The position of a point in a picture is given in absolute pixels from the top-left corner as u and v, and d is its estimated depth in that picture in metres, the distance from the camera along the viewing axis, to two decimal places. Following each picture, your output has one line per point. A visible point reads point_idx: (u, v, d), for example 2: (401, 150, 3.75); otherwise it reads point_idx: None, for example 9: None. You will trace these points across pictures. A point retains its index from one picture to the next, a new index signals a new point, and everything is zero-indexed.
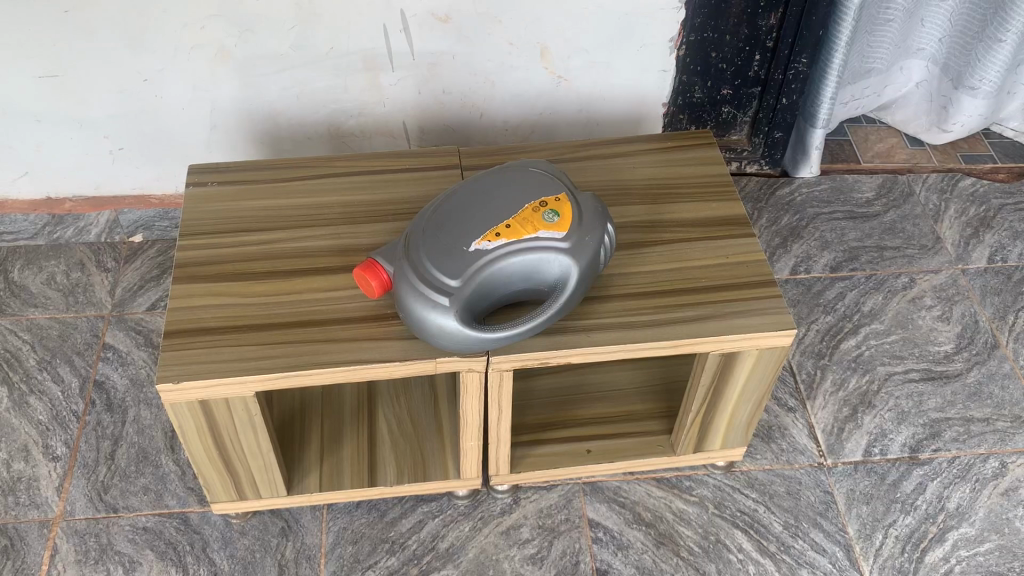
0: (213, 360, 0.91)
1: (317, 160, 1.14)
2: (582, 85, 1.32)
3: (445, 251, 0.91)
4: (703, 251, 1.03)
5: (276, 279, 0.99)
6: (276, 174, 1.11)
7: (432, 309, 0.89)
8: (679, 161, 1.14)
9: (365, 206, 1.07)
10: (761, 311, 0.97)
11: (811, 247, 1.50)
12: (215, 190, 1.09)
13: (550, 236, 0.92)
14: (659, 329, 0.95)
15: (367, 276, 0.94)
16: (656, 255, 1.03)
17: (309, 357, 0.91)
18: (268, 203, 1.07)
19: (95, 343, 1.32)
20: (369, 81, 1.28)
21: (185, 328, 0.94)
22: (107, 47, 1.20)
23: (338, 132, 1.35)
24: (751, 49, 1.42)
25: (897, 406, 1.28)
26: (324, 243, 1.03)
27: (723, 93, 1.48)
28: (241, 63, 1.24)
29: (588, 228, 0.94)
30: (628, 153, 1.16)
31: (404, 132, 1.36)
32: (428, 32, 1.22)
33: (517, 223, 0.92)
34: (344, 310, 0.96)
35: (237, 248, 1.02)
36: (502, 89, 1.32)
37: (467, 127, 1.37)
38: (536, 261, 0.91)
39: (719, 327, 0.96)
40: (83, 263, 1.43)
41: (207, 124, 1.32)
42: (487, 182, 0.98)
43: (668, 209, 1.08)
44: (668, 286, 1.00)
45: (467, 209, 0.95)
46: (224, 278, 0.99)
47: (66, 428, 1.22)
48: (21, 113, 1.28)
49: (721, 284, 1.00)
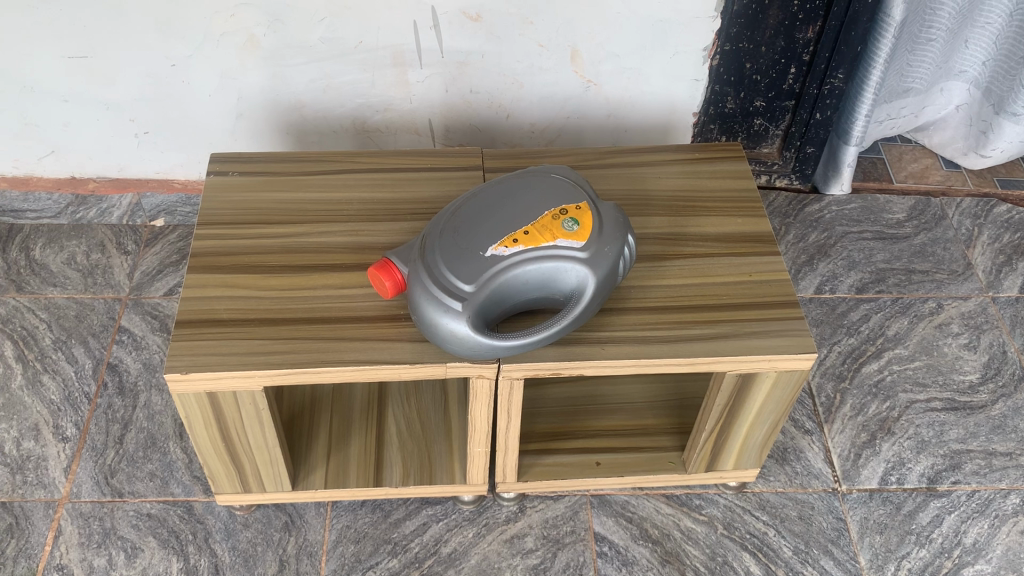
0: (222, 353, 0.90)
1: (340, 155, 1.13)
2: (612, 91, 1.30)
3: (461, 254, 0.90)
4: (725, 267, 1.01)
5: (289, 273, 0.98)
6: (297, 167, 1.10)
7: (444, 314, 0.87)
8: (707, 173, 1.12)
9: (384, 203, 1.06)
10: (781, 332, 0.95)
11: (837, 266, 1.47)
12: (235, 179, 1.08)
13: (569, 245, 0.90)
14: (675, 345, 0.93)
15: (381, 275, 0.92)
16: (678, 269, 1.01)
17: (319, 355, 0.91)
18: (287, 196, 1.06)
19: (111, 325, 1.32)
20: (397, 77, 1.27)
21: (196, 319, 0.93)
22: (137, 30, 1.20)
23: (363, 127, 1.34)
24: (787, 61, 1.39)
25: (917, 436, 1.26)
26: (341, 239, 1.02)
27: (755, 104, 1.45)
28: (270, 54, 1.23)
29: (608, 238, 0.92)
30: (655, 163, 1.14)
31: (430, 129, 1.35)
32: (458, 30, 1.21)
33: (536, 230, 0.91)
34: (357, 309, 0.95)
35: (253, 240, 1.01)
36: (529, 91, 1.30)
37: (493, 127, 1.35)
38: (553, 269, 0.90)
39: (736, 347, 0.94)
40: (104, 245, 1.43)
41: (233, 112, 1.32)
42: (509, 186, 0.96)
43: (692, 222, 1.06)
44: (687, 302, 0.98)
45: (485, 213, 0.93)
46: (239, 270, 0.98)
47: (77, 409, 1.23)
48: (49, 92, 1.28)
49: (742, 303, 0.98)
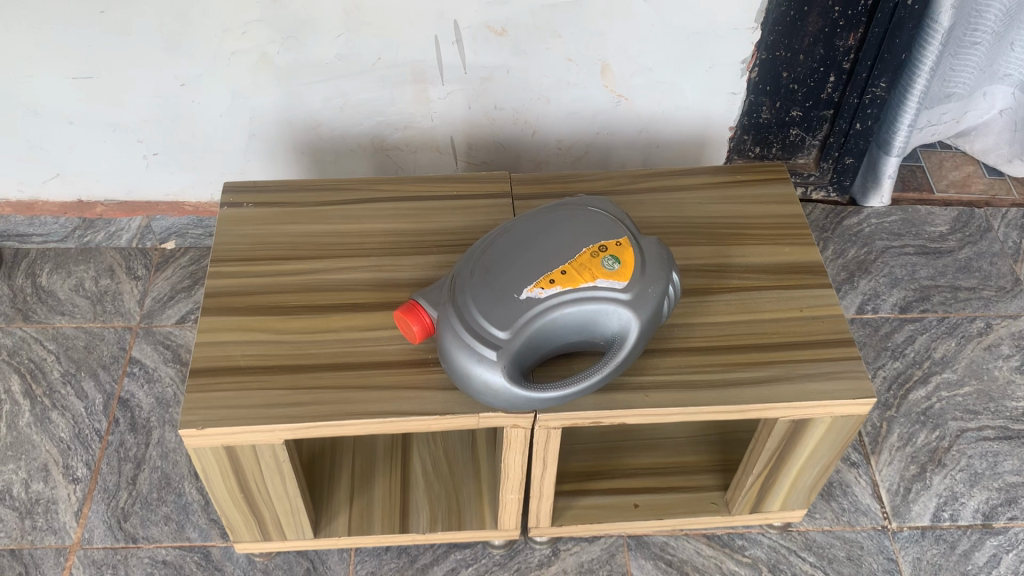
0: (239, 405, 0.85)
1: (360, 182, 1.07)
2: (643, 106, 1.23)
3: (494, 296, 0.83)
4: (775, 301, 0.95)
5: (310, 315, 0.92)
6: (314, 196, 1.04)
7: (478, 363, 0.81)
8: (750, 197, 1.06)
9: (408, 235, 1.00)
10: (837, 375, 0.89)
11: (879, 284, 1.40)
12: (249, 211, 1.02)
13: (610, 285, 0.83)
14: (724, 391, 0.87)
15: (409, 320, 0.87)
16: (723, 304, 0.94)
17: (343, 406, 0.85)
18: (305, 228, 1.00)
19: (122, 356, 1.27)
20: (417, 94, 1.20)
21: (211, 367, 0.87)
22: (144, 49, 1.14)
23: (382, 146, 1.28)
24: (826, 70, 1.32)
25: (970, 467, 1.19)
26: (364, 276, 0.96)
27: (792, 114, 1.38)
28: (284, 72, 1.17)
29: (651, 277, 0.85)
30: (694, 186, 1.07)
31: (451, 147, 1.28)
32: (482, 45, 1.14)
33: (574, 269, 0.84)
34: (383, 353, 0.89)
35: (270, 278, 0.95)
36: (557, 106, 1.23)
37: (518, 144, 1.29)
38: (594, 312, 0.83)
39: (790, 392, 0.87)
40: (113, 270, 1.38)
41: (245, 132, 1.25)
42: (543, 220, 0.90)
43: (737, 252, 1.00)
44: (735, 341, 0.91)
45: (518, 251, 0.87)
46: (256, 311, 0.92)
47: (88, 447, 1.17)
48: (53, 114, 1.22)
49: (793, 342, 0.91)
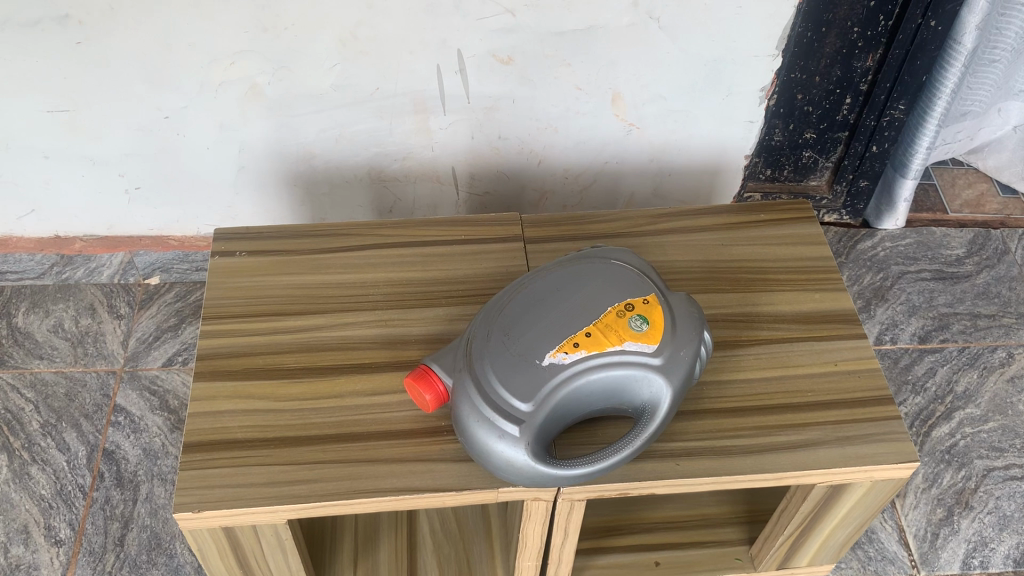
0: (238, 484, 0.78)
1: (361, 226, 1.00)
2: (655, 135, 1.17)
3: (514, 362, 0.77)
4: (807, 355, 0.89)
5: (312, 378, 0.85)
6: (313, 243, 0.98)
7: (498, 439, 0.75)
8: (774, 239, 1.00)
9: (416, 286, 0.94)
10: (876, 437, 0.83)
11: (896, 313, 1.36)
12: (244, 262, 0.95)
13: (639, 349, 0.77)
14: (759, 457, 0.81)
15: (420, 387, 0.80)
16: (753, 358, 0.89)
17: (351, 483, 0.78)
18: (304, 280, 0.94)
19: (106, 404, 1.20)
20: (418, 124, 1.13)
21: (207, 440, 0.81)
22: (124, 81, 1.06)
23: (380, 177, 1.21)
24: (842, 91, 1.26)
25: (998, 510, 1.14)
26: (369, 332, 0.89)
27: (805, 137, 1.32)
28: (275, 103, 1.09)
29: (683, 339, 0.79)
30: (715, 227, 1.01)
31: (453, 177, 1.22)
32: (487, 74, 1.07)
33: (600, 331, 0.78)
34: (392, 421, 0.83)
35: (268, 336, 0.89)
36: (565, 136, 1.17)
37: (523, 174, 1.22)
38: (622, 378, 0.77)
39: (828, 457, 0.82)
40: (94, 308, 1.30)
41: (235, 165, 1.18)
42: (562, 275, 0.83)
43: (764, 299, 0.94)
44: (767, 400, 0.86)
45: (539, 310, 0.80)
46: (253, 375, 0.85)
47: (71, 506, 1.10)
48: (27, 149, 1.14)
49: (828, 400, 0.86)
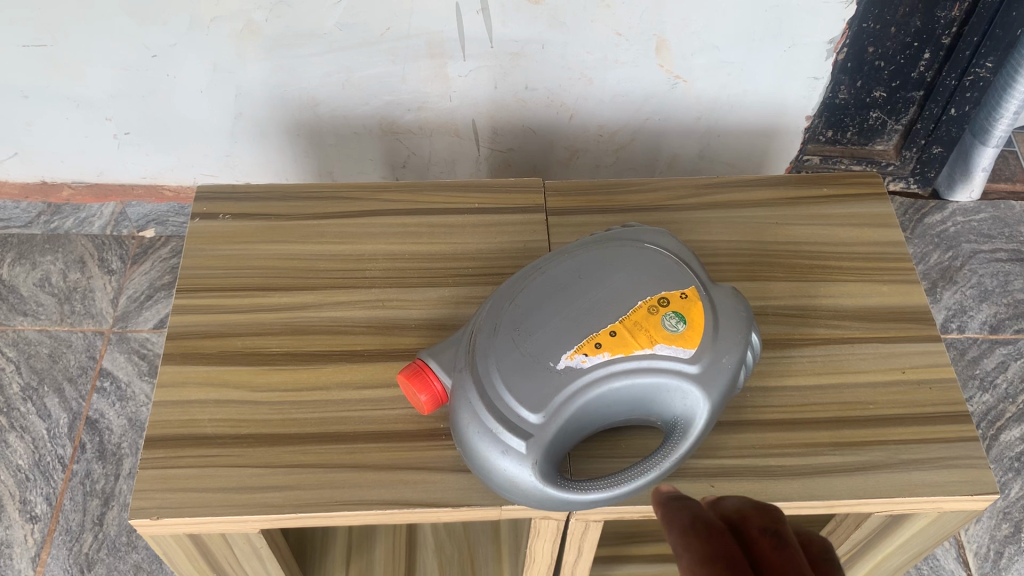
0: (204, 488, 0.68)
1: (362, 189, 0.89)
2: (704, 89, 1.03)
3: (524, 364, 0.65)
4: (870, 359, 0.76)
5: (295, 365, 0.75)
6: (307, 208, 0.87)
7: (502, 455, 0.63)
8: (836, 219, 0.87)
9: (420, 262, 0.82)
10: (951, 462, 0.71)
11: (965, 297, 1.22)
12: (228, 226, 0.85)
13: (672, 354, 0.65)
14: (809, 482, 0.69)
15: (414, 385, 0.69)
16: (807, 361, 0.76)
17: (332, 492, 0.68)
18: (295, 250, 0.83)
19: (91, 367, 1.11)
20: (433, 70, 1.00)
21: (173, 434, 0.71)
22: (102, 13, 0.94)
23: (392, 128, 1.08)
24: (920, 45, 1.09)
25: None
26: (364, 314, 0.78)
27: (874, 95, 1.16)
28: (273, 42, 0.96)
29: (726, 343, 0.66)
30: (767, 201, 0.88)
31: (472, 131, 1.09)
32: (514, 15, 0.92)
33: (626, 330, 0.66)
34: (384, 420, 0.72)
35: (249, 315, 0.78)
36: (601, 88, 1.03)
37: (552, 129, 1.09)
38: (651, 388, 0.65)
39: (892, 485, 0.69)
40: (83, 261, 1.23)
41: (232, 111, 1.06)
42: (586, 260, 0.71)
43: (821, 290, 0.81)
44: (821, 412, 0.73)
45: (557, 302, 0.68)
46: (230, 359, 0.75)
47: (49, 479, 1.02)
48: (5, 87, 1.04)
49: (893, 415, 0.73)
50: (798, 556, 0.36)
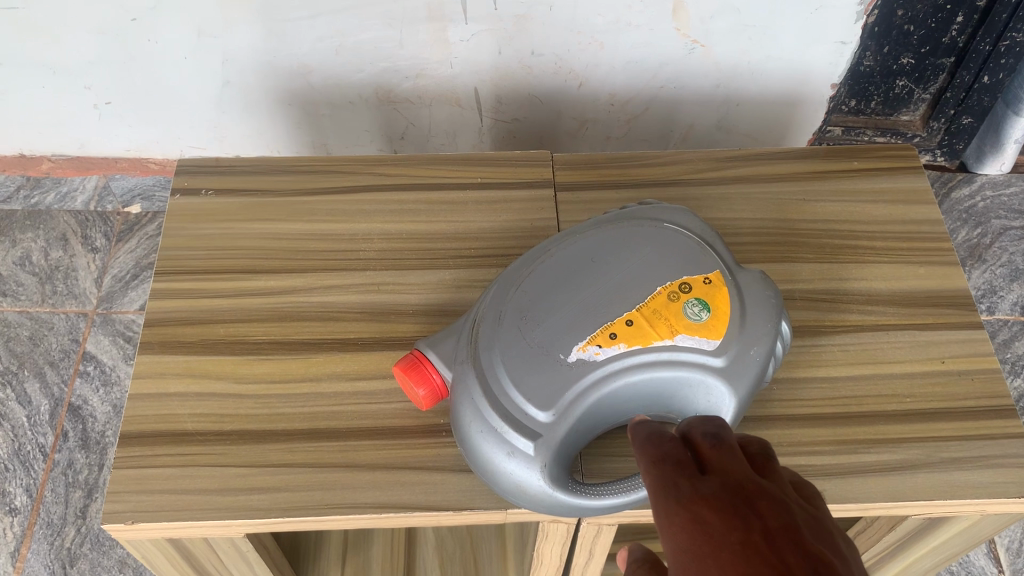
0: (182, 489, 0.62)
1: (356, 162, 0.82)
2: (723, 54, 0.96)
3: (531, 356, 0.59)
4: (906, 348, 0.70)
5: (284, 354, 0.69)
6: (297, 183, 0.80)
7: (508, 457, 0.58)
8: (868, 194, 0.80)
9: (418, 242, 0.76)
10: (996, 462, 0.65)
11: (996, 277, 1.18)
12: (212, 203, 0.79)
13: (694, 345, 0.59)
14: (842, 483, 0.64)
15: (411, 379, 0.63)
16: (838, 350, 0.70)
17: (322, 494, 0.62)
18: (284, 229, 0.77)
19: (74, 351, 1.06)
20: (433, 35, 0.92)
21: (149, 430, 0.65)
22: None
23: (389, 98, 1.01)
24: (953, 8, 1.02)
25: None
26: (358, 298, 0.72)
27: (902, 62, 1.09)
28: (260, 4, 0.88)
29: (753, 332, 0.60)
30: (793, 175, 0.82)
31: (475, 100, 1.02)
32: None
33: (644, 318, 0.60)
34: (379, 416, 0.66)
35: (234, 299, 0.72)
36: (612, 53, 0.96)
37: (560, 97, 1.02)
38: (671, 382, 0.59)
39: (932, 487, 0.64)
40: (66, 239, 1.17)
41: (219, 79, 0.99)
42: (599, 241, 0.65)
43: (852, 272, 0.75)
44: (854, 406, 0.67)
45: (566, 287, 0.62)
46: (213, 348, 0.69)
47: (29, 469, 0.97)
48: None
49: (933, 409, 0.67)
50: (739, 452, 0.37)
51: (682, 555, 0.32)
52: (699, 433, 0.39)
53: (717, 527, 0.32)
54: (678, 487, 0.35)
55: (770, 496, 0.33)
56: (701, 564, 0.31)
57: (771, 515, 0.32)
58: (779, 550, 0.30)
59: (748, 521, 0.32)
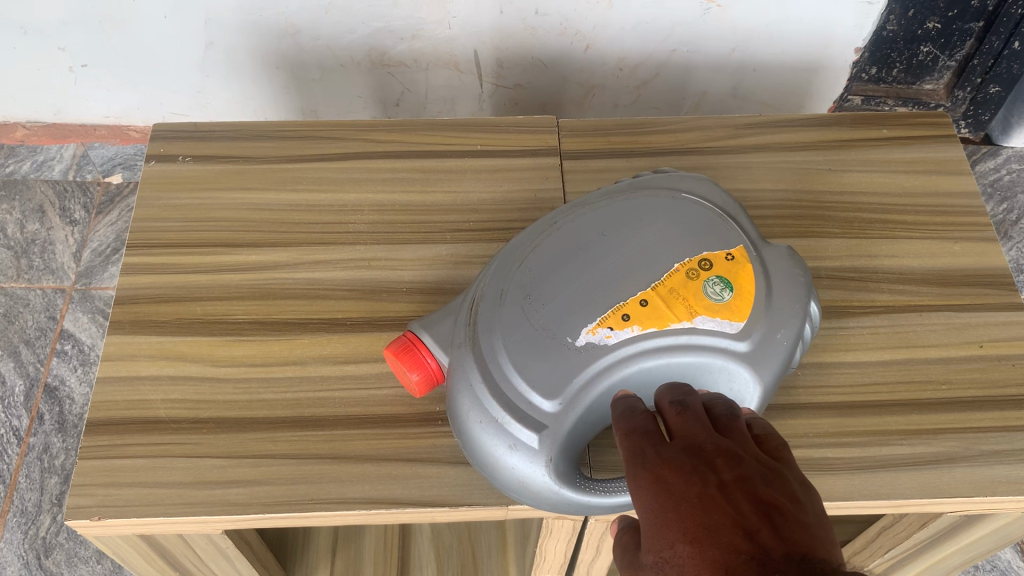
0: (153, 481, 0.57)
1: (347, 127, 0.76)
2: (740, 16, 0.89)
3: (535, 340, 0.53)
4: (942, 330, 0.65)
5: (266, 334, 0.64)
6: (283, 149, 0.74)
7: (510, 450, 0.52)
8: (898, 164, 0.75)
9: (414, 213, 0.70)
10: None
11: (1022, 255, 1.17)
12: (190, 170, 0.73)
13: (716, 328, 0.53)
14: (874, 478, 0.58)
15: (403, 363, 0.58)
16: (868, 333, 0.65)
17: (307, 488, 0.57)
18: (267, 198, 0.71)
19: (51, 329, 1.04)
20: None
21: (119, 416, 0.60)
22: None
23: (383, 62, 0.95)
24: None
25: None
26: (347, 274, 0.67)
27: (927, 27, 1.00)
28: None
29: (780, 314, 0.55)
30: (817, 144, 0.76)
31: (475, 64, 0.96)
32: None
33: (660, 299, 0.54)
34: (369, 402, 0.61)
35: (213, 274, 0.66)
36: (622, 14, 0.89)
37: (565, 62, 0.96)
38: (690, 369, 0.53)
39: (972, 482, 0.58)
40: (43, 210, 1.12)
41: (201, 40, 0.93)
42: (610, 214, 0.59)
43: (883, 248, 0.69)
44: (886, 394, 0.62)
45: (574, 264, 0.56)
46: (190, 327, 0.64)
47: (3, 453, 0.95)
48: None
49: (972, 397, 0.62)
50: (700, 414, 0.44)
51: (652, 512, 0.40)
52: (667, 400, 0.46)
53: (677, 485, 0.40)
54: (645, 454, 0.43)
55: (720, 453, 0.41)
56: (665, 517, 0.39)
57: (722, 470, 0.40)
58: (727, 498, 0.38)
59: (702, 477, 0.40)
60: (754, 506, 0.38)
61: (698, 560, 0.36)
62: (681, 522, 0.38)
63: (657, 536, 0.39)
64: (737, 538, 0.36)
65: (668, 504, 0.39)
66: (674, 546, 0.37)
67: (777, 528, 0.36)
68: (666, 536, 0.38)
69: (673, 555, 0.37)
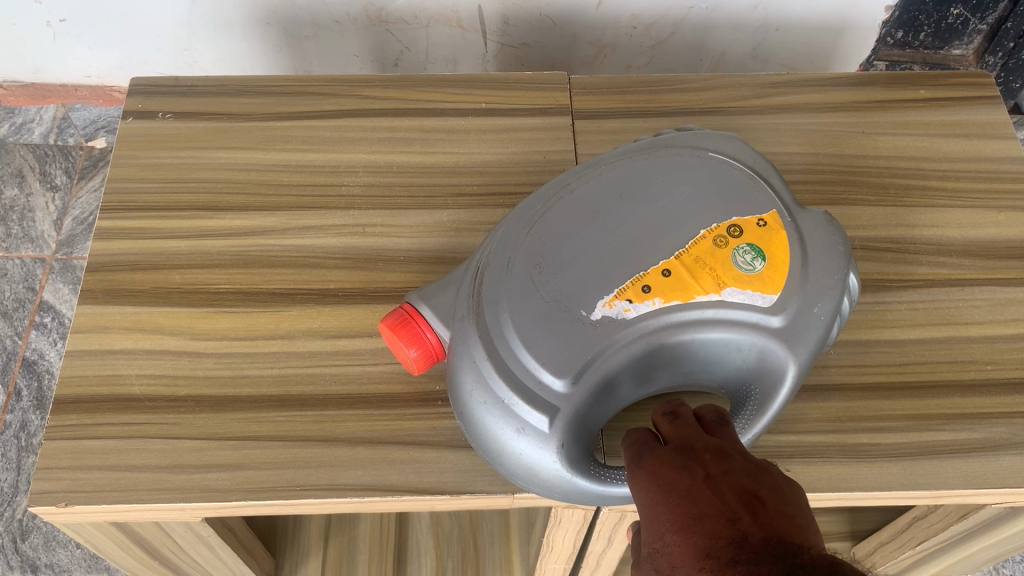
0: (125, 465, 0.52)
1: (340, 82, 0.71)
2: None
3: (545, 313, 0.48)
4: (986, 307, 0.60)
5: (251, 305, 0.58)
6: (272, 106, 0.69)
7: (518, 434, 0.47)
8: (936, 128, 0.69)
9: (413, 176, 0.65)
10: None
11: None
12: (170, 128, 0.67)
13: (746, 301, 0.48)
14: (913, 466, 0.53)
15: (399, 339, 0.52)
16: (906, 309, 0.59)
17: (294, 473, 0.52)
18: (254, 158, 0.66)
19: (29, 301, 1.04)
20: None
21: (88, 394, 0.55)
22: None
23: (381, 19, 0.90)
24: None
25: None
26: (340, 241, 0.61)
27: None
28: None
29: (817, 286, 0.49)
30: (850, 105, 0.70)
31: (479, 22, 0.90)
32: None
33: (684, 268, 0.49)
34: (363, 380, 0.55)
35: (194, 240, 0.61)
36: None
37: (575, 21, 0.90)
38: (717, 345, 0.48)
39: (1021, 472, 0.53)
40: (23, 175, 1.12)
41: None
42: (630, 175, 0.54)
43: (922, 217, 0.64)
44: (927, 376, 0.57)
45: (590, 230, 0.51)
46: (167, 297, 0.59)
47: None
48: None
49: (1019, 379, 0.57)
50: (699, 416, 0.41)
51: (643, 507, 0.36)
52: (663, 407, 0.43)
53: (666, 477, 0.36)
54: (640, 453, 0.39)
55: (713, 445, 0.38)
56: (655, 510, 0.35)
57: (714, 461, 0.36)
58: (714, 489, 0.35)
59: (691, 470, 0.36)
60: (742, 494, 0.34)
61: (684, 550, 0.32)
62: (669, 515, 0.35)
63: (648, 530, 0.35)
64: (722, 527, 0.32)
65: (658, 497, 0.36)
66: (663, 537, 0.34)
67: (764, 515, 0.33)
68: (655, 527, 0.35)
69: (662, 546, 0.34)
